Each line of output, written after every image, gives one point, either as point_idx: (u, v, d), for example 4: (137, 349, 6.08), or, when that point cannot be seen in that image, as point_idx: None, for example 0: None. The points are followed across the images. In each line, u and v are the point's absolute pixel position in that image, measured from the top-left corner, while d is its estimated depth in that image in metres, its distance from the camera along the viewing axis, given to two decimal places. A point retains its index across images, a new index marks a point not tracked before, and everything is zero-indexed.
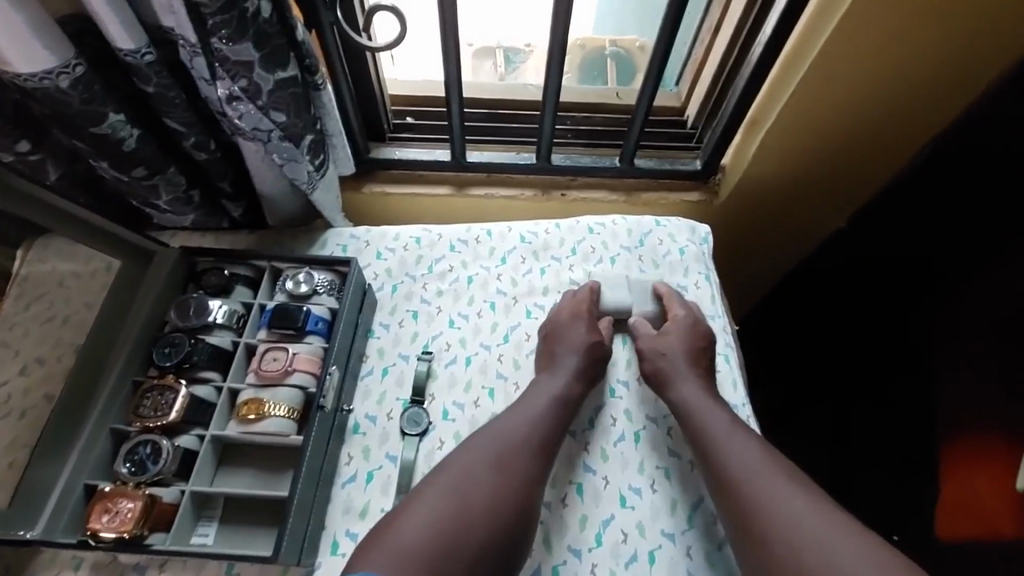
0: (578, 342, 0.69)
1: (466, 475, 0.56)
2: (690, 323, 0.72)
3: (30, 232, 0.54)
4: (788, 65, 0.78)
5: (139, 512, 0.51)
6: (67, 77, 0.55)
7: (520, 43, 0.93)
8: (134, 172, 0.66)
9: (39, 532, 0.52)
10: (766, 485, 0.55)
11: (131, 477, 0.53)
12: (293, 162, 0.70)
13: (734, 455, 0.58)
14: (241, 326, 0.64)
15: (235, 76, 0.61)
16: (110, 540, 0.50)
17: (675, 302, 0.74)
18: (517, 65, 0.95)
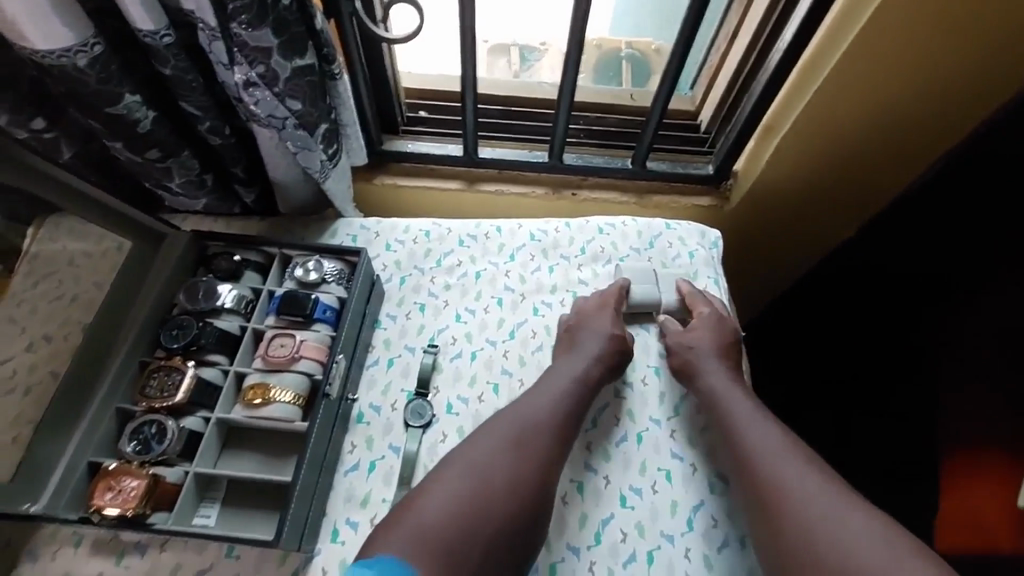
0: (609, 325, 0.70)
1: (484, 453, 0.58)
2: (718, 320, 0.72)
3: (40, 210, 0.55)
4: (807, 73, 0.78)
5: (142, 491, 0.51)
6: (86, 55, 0.54)
7: (536, 42, 0.92)
8: (147, 154, 0.67)
9: (42, 507, 0.53)
10: (782, 468, 0.57)
11: (136, 456, 0.54)
12: (306, 151, 0.71)
13: (751, 439, 0.60)
14: (249, 311, 0.64)
15: (253, 62, 0.61)
16: (113, 517, 0.51)
17: (702, 299, 0.75)
18: (532, 63, 0.95)
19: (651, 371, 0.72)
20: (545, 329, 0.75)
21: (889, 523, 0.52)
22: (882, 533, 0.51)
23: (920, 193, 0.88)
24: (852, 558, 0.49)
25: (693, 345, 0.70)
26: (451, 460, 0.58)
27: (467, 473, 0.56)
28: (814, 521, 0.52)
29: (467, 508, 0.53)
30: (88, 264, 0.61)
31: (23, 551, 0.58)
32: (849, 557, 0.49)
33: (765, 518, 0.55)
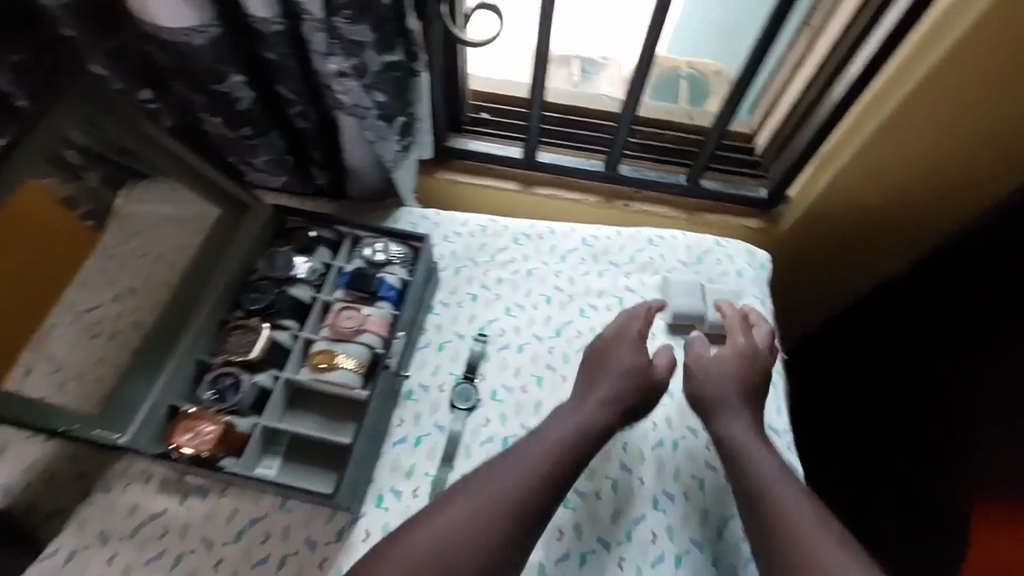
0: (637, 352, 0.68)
1: (496, 478, 0.57)
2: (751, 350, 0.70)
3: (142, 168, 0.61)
4: (876, 105, 0.78)
5: (217, 436, 0.56)
6: (203, 36, 0.60)
7: (598, 55, 0.96)
8: (240, 131, 0.72)
9: (127, 439, 0.57)
10: (793, 522, 0.57)
11: (213, 403, 0.59)
12: (382, 141, 0.75)
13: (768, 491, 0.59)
14: (319, 283, 0.68)
15: (347, 54, 0.65)
16: (189, 456, 0.56)
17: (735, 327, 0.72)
18: (592, 76, 0.98)
19: None
20: (590, 331, 0.78)
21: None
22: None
23: (953, 248, 0.89)
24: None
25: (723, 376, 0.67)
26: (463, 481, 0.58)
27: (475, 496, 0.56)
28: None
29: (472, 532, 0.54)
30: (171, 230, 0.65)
31: (97, 482, 0.63)
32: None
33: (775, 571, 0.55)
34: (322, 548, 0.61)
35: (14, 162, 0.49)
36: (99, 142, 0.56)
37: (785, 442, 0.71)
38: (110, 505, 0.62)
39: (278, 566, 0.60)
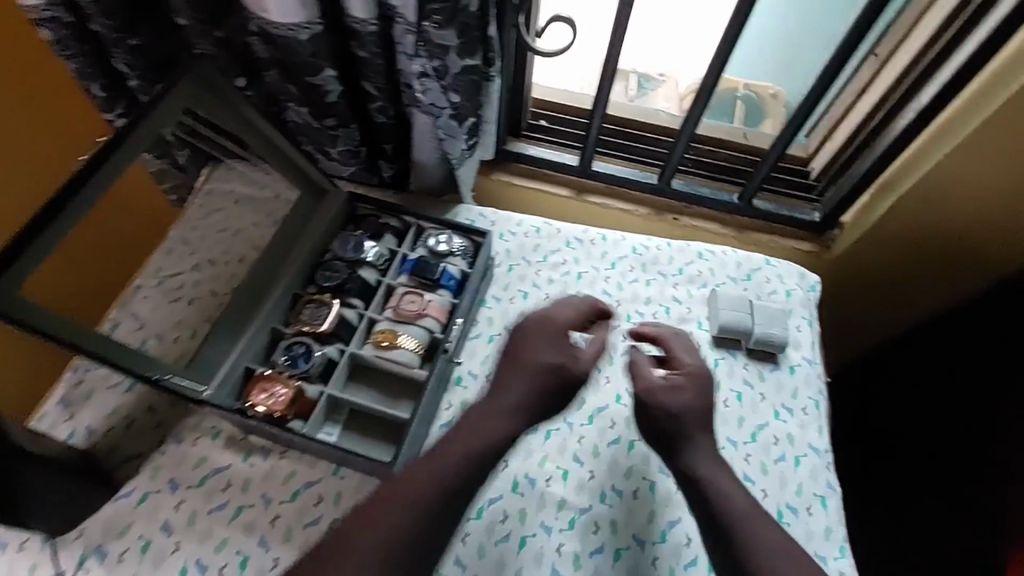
0: (547, 360, 0.63)
1: (415, 502, 0.55)
2: (693, 372, 0.66)
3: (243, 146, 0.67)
4: (939, 137, 0.79)
5: (290, 398, 0.61)
6: (308, 31, 0.65)
7: (655, 72, 1.00)
8: (325, 121, 0.78)
9: (210, 393, 0.61)
10: (763, 553, 0.55)
11: (285, 368, 0.64)
12: (452, 138, 0.79)
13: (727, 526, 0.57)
14: (384, 267, 0.72)
15: (431, 56, 0.70)
16: (263, 414, 0.61)
17: (671, 346, 0.68)
18: (648, 90, 1.01)
19: (734, 395, 0.75)
20: None
21: None
22: None
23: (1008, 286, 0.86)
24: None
25: (667, 400, 0.63)
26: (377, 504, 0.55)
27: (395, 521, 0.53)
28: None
29: (409, 556, 0.53)
30: (250, 206, 0.73)
31: (171, 433, 0.68)
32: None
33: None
34: None
35: (131, 142, 0.57)
36: (195, 119, 0.64)
37: (825, 462, 0.72)
38: (180, 456, 0.67)
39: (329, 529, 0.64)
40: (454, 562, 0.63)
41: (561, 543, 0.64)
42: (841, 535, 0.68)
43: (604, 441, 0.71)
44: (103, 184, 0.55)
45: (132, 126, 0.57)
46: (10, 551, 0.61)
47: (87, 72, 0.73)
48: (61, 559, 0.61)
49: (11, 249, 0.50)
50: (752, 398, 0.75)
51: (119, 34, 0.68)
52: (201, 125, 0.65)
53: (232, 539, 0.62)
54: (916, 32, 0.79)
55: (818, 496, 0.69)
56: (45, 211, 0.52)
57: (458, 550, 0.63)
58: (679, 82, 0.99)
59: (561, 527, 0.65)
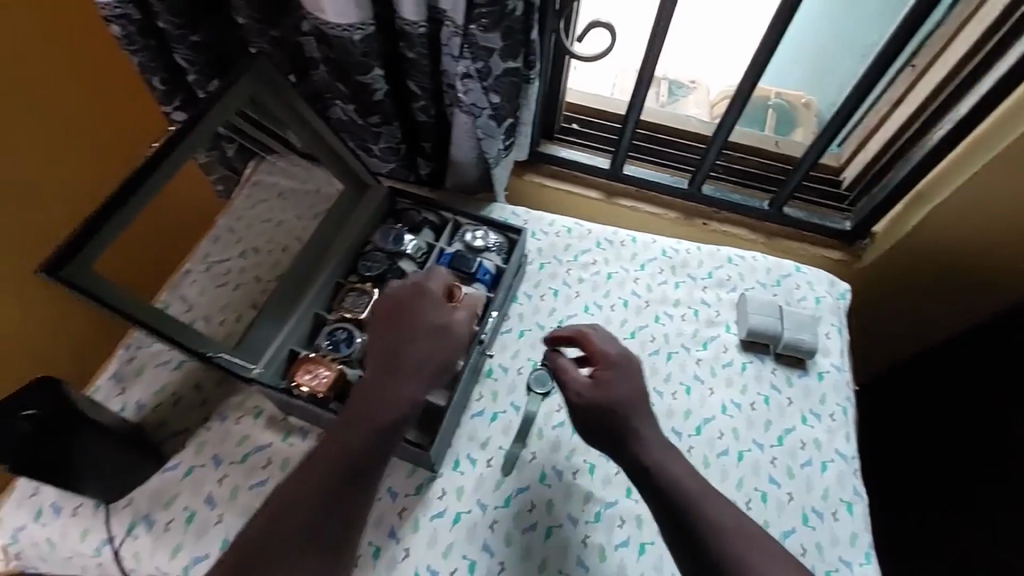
0: (430, 331, 0.63)
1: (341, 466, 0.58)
2: (621, 365, 0.64)
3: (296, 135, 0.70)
4: (975, 148, 0.78)
5: (333, 379, 0.65)
6: (362, 32, 0.68)
7: (685, 79, 1.00)
8: (370, 118, 0.81)
9: (260, 370, 0.65)
10: (690, 532, 0.56)
11: (328, 352, 0.68)
12: (490, 138, 0.82)
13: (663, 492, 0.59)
14: (422, 260, 0.75)
15: (476, 58, 0.72)
16: (307, 394, 0.65)
17: (590, 340, 0.66)
18: (678, 97, 1.02)
19: (762, 399, 0.76)
20: (664, 337, 0.80)
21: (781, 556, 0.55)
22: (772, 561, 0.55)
23: None
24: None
25: (601, 400, 0.62)
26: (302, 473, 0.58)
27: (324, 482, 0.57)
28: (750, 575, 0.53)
29: (339, 514, 0.57)
30: (291, 197, 0.78)
31: (215, 411, 0.71)
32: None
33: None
34: (402, 500, 0.67)
35: (194, 134, 0.60)
36: (253, 112, 0.67)
37: (852, 468, 0.72)
38: (224, 433, 0.69)
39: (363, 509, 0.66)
40: (482, 548, 0.64)
41: (587, 535, 0.66)
42: (867, 541, 0.68)
43: None
44: (168, 172, 0.59)
45: (197, 118, 0.60)
46: (65, 516, 0.65)
47: (150, 66, 0.77)
48: (112, 525, 0.64)
49: (86, 229, 0.54)
50: (779, 402, 0.75)
51: (181, 31, 0.72)
52: (256, 119, 0.69)
53: None
54: (956, 42, 0.78)
55: (844, 502, 0.69)
56: (117, 195, 0.55)
57: (486, 536, 0.65)
58: (710, 89, 1.00)
59: (587, 519, 0.66)
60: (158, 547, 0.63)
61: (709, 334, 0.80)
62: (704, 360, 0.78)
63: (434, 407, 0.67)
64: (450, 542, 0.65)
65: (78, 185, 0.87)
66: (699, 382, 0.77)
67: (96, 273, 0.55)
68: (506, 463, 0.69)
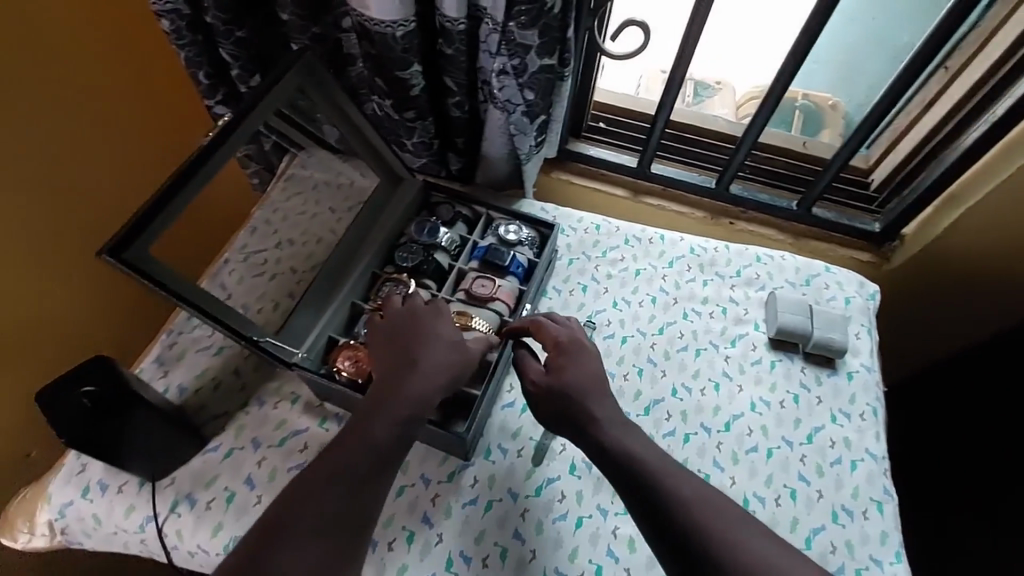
0: (446, 341, 0.63)
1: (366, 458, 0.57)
2: (574, 350, 0.66)
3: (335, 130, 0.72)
4: (1011, 150, 0.78)
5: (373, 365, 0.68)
6: (403, 29, 0.70)
7: (711, 80, 1.00)
8: (405, 114, 0.83)
9: (302, 355, 0.67)
10: (686, 531, 0.54)
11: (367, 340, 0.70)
12: (522, 134, 0.83)
13: (633, 471, 0.58)
14: (456, 253, 0.77)
15: (512, 55, 0.73)
16: (347, 379, 0.67)
17: (542, 330, 0.67)
18: (704, 98, 1.02)
19: (790, 397, 0.76)
20: (692, 334, 0.81)
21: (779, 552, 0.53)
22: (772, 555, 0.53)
23: None
24: (767, 567, 0.52)
25: (554, 386, 0.63)
26: (323, 463, 0.57)
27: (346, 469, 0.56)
28: (720, 543, 0.53)
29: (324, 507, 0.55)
30: (326, 190, 0.78)
31: (254, 396, 0.74)
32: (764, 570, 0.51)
33: (679, 558, 0.53)
34: (435, 486, 0.68)
35: (243, 129, 0.63)
36: (289, 110, 0.68)
37: (882, 468, 0.72)
38: (262, 417, 0.72)
39: (398, 493, 0.68)
40: (514, 536, 0.65)
41: (616, 526, 0.66)
42: (898, 541, 0.68)
43: (658, 431, 0.74)
44: (217, 164, 0.61)
45: (246, 112, 0.63)
46: (111, 493, 0.67)
47: (196, 60, 0.79)
48: (156, 503, 0.66)
49: (142, 218, 0.56)
50: (809, 401, 0.76)
51: (227, 26, 0.74)
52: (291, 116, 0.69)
53: None
54: (995, 40, 0.77)
55: (874, 501, 0.70)
56: (171, 186, 0.58)
57: (517, 524, 0.66)
58: (735, 89, 1.00)
59: (616, 511, 0.67)
60: (200, 525, 0.65)
61: (736, 332, 0.81)
62: (732, 358, 0.79)
63: (468, 395, 0.69)
64: (481, 529, 0.66)
65: (131, 178, 0.92)
66: (728, 379, 0.77)
67: (154, 259, 0.58)
68: (537, 454, 0.70)
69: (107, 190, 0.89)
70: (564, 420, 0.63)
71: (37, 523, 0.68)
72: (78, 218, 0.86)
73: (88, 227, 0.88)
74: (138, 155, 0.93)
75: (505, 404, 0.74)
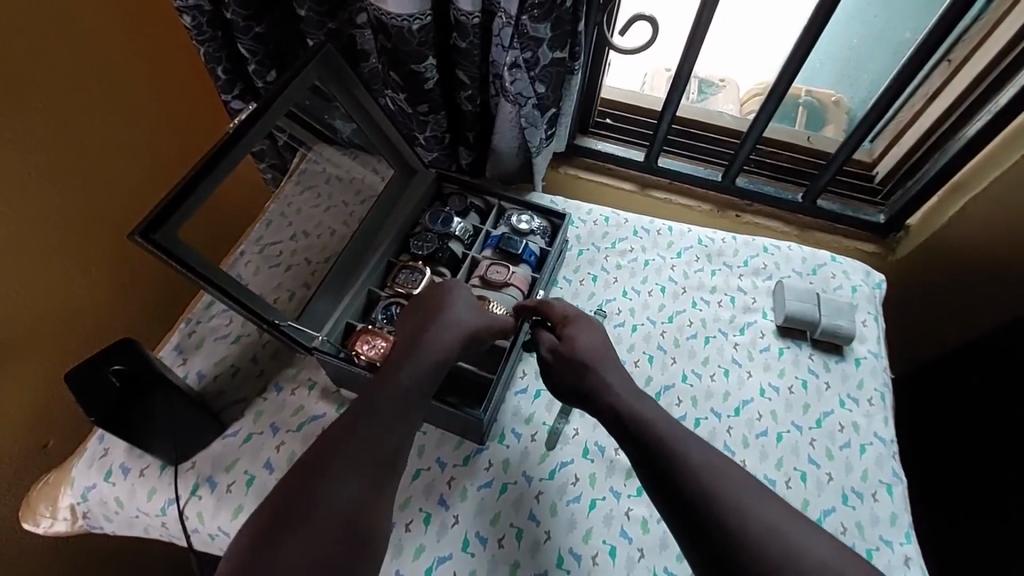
0: (467, 301, 0.67)
1: (381, 447, 0.56)
2: (580, 323, 0.69)
3: (352, 121, 0.74)
4: (1014, 140, 0.80)
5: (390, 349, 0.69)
6: (419, 22, 0.71)
7: (715, 77, 1.02)
8: (418, 108, 0.84)
9: (321, 339, 0.69)
10: (693, 492, 0.54)
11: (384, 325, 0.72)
12: (533, 127, 0.84)
13: (645, 435, 0.59)
14: (469, 243, 0.80)
15: (524, 48, 0.74)
16: (367, 361, 0.68)
17: (549, 308, 0.70)
18: (708, 95, 1.04)
19: (799, 382, 0.77)
20: (701, 322, 0.82)
21: (794, 521, 0.52)
22: (782, 521, 0.52)
23: None
24: (776, 534, 0.50)
25: (567, 355, 0.67)
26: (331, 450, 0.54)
27: (361, 460, 0.55)
28: (728, 509, 0.52)
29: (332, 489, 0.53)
30: (338, 185, 0.79)
31: (271, 382, 0.75)
32: (773, 537, 0.50)
33: (687, 522, 0.53)
34: (450, 470, 0.70)
35: (266, 119, 0.65)
36: (299, 108, 0.69)
37: (890, 450, 0.73)
38: (280, 403, 0.73)
39: (413, 476, 0.69)
40: (528, 517, 0.66)
41: (629, 508, 0.67)
42: (907, 522, 0.69)
43: None
44: (237, 154, 0.63)
45: (260, 112, 0.64)
46: (132, 476, 0.68)
47: (215, 56, 0.81)
48: (177, 486, 0.67)
49: (168, 204, 0.58)
50: (817, 386, 0.77)
51: (247, 22, 0.76)
52: (299, 116, 0.70)
53: None
54: (998, 32, 0.78)
55: (883, 483, 0.71)
56: (194, 175, 0.60)
57: (532, 506, 0.67)
58: (739, 86, 1.01)
59: (629, 493, 0.68)
60: (221, 508, 0.66)
61: (744, 321, 0.82)
62: (741, 345, 0.80)
63: (484, 378, 0.71)
64: (497, 512, 0.67)
65: (157, 167, 0.97)
66: (737, 366, 0.79)
67: (183, 241, 0.60)
68: (550, 438, 0.71)
69: (134, 180, 0.94)
70: (576, 385, 0.66)
71: (60, 507, 0.70)
72: (108, 207, 0.90)
73: (118, 215, 0.92)
74: (164, 146, 0.98)
75: (518, 389, 0.76)
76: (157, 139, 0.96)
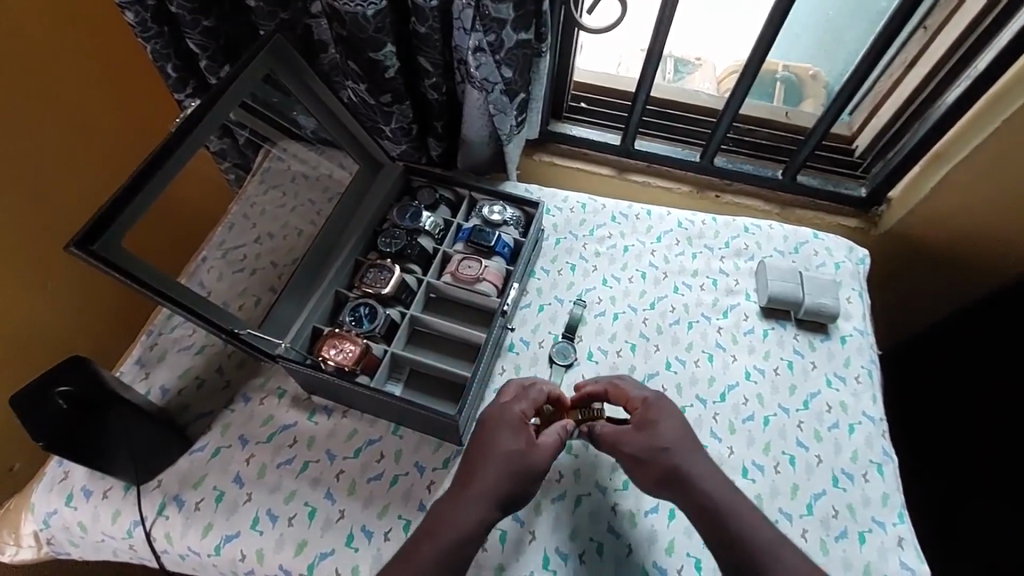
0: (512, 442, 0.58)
1: None
2: (660, 412, 0.61)
3: (303, 113, 0.70)
4: (995, 104, 0.77)
5: (359, 354, 0.66)
6: (373, 7, 0.67)
7: (691, 56, 0.97)
8: (381, 98, 0.80)
9: (284, 348, 0.65)
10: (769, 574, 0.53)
11: (352, 327, 0.69)
12: (503, 114, 0.80)
13: (723, 513, 0.56)
14: (440, 237, 0.77)
15: (487, 30, 0.70)
16: (335, 367, 0.65)
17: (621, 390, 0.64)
18: (684, 75, 1.00)
19: (784, 364, 0.75)
20: (683, 307, 0.80)
21: None
22: None
23: None
24: None
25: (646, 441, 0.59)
26: None
27: None
28: None
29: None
30: (303, 183, 0.76)
31: (239, 393, 0.72)
32: None
33: None
34: (430, 473, 0.67)
35: (211, 116, 0.61)
36: (258, 103, 0.66)
37: (879, 429, 0.72)
38: (248, 414, 0.70)
39: (392, 483, 0.66)
40: (512, 518, 0.64)
41: (616, 502, 0.66)
42: (899, 501, 0.68)
43: None
44: (183, 156, 0.59)
45: (206, 107, 0.60)
46: (95, 499, 0.65)
47: (163, 53, 0.77)
48: (143, 506, 0.64)
49: (106, 212, 0.55)
50: (803, 366, 0.75)
51: (193, 15, 0.72)
52: (259, 111, 0.67)
53: (300, 492, 0.65)
54: None
55: (874, 463, 0.70)
56: (138, 175, 0.56)
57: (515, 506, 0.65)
58: (715, 65, 0.98)
59: (615, 487, 0.66)
60: (190, 526, 0.63)
61: (726, 304, 0.80)
62: (724, 328, 0.78)
63: (459, 379, 0.70)
64: None
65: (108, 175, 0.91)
66: (721, 350, 0.77)
67: (127, 251, 0.56)
68: None
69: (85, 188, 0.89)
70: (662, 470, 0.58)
71: (23, 534, 0.67)
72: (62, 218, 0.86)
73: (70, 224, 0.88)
74: (108, 148, 0.91)
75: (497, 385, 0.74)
76: (100, 143, 0.89)
